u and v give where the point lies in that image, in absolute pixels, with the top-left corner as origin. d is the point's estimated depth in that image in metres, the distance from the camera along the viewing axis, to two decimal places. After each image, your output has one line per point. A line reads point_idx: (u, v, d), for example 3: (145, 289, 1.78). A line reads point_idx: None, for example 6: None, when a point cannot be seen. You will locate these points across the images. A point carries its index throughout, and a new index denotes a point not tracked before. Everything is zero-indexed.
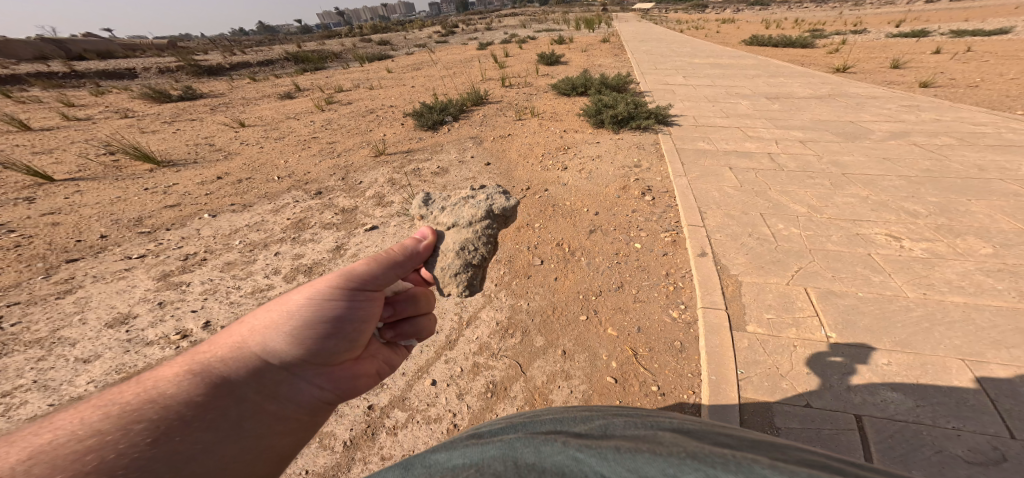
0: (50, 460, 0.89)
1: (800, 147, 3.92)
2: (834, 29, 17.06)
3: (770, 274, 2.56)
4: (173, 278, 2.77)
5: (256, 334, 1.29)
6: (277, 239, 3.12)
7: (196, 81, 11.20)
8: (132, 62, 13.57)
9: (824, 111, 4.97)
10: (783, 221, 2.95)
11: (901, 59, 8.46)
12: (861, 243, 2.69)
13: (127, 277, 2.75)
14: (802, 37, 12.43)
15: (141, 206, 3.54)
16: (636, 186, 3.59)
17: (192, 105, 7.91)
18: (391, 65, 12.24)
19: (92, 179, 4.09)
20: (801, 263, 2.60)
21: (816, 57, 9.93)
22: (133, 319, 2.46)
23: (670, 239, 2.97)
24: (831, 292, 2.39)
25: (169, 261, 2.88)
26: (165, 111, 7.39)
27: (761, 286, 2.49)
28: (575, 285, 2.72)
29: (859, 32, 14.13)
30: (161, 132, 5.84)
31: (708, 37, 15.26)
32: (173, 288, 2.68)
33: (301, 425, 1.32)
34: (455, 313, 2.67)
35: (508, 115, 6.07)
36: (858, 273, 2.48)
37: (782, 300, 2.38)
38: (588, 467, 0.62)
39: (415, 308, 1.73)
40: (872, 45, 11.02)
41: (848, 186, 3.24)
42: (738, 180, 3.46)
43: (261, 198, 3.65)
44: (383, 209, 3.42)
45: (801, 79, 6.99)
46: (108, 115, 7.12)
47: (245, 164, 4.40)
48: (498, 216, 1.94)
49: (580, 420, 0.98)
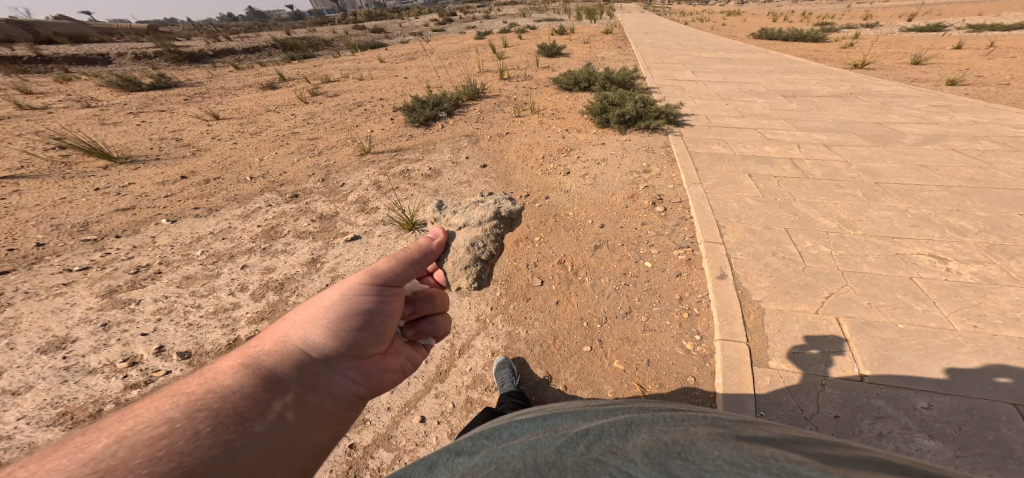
0: (123, 449, 0.84)
1: (827, 151, 3.64)
2: (846, 22, 16.57)
3: (797, 300, 2.28)
4: (120, 295, 2.47)
5: (296, 328, 1.20)
6: (245, 250, 2.83)
7: (175, 69, 10.73)
8: (107, 48, 13.00)
9: (847, 111, 4.67)
10: (811, 238, 2.67)
11: (922, 55, 8.12)
12: (901, 266, 2.41)
13: (66, 293, 2.44)
14: (813, 31, 12.07)
15: (89, 209, 3.22)
16: (645, 196, 3.29)
17: (163, 95, 7.53)
18: (384, 54, 11.76)
19: (34, 178, 3.74)
20: (832, 288, 2.33)
21: (830, 52, 9.55)
22: (70, 344, 2.15)
23: (684, 258, 2.68)
24: (867, 324, 2.11)
25: (117, 275, 2.58)
26: (134, 101, 6.98)
27: (786, 314, 2.21)
28: (579, 311, 2.44)
29: (872, 26, 13.75)
30: (124, 124, 5.50)
31: (715, 30, 14.83)
32: (121, 307, 2.38)
33: (340, 420, 1.17)
34: (446, 339, 2.37)
35: (506, 111, 5.72)
36: (898, 300, 2.20)
37: (810, 331, 2.11)
38: (610, 467, 0.65)
39: (432, 307, 1.55)
40: (882, 41, 10.67)
41: (883, 198, 2.96)
42: (759, 190, 3.17)
43: (229, 201, 3.38)
44: (366, 216, 3.12)
45: (817, 75, 6.67)
46: (69, 104, 6.70)
47: (214, 162, 4.11)
48: (507, 219, 1.81)
49: (604, 411, 0.97)
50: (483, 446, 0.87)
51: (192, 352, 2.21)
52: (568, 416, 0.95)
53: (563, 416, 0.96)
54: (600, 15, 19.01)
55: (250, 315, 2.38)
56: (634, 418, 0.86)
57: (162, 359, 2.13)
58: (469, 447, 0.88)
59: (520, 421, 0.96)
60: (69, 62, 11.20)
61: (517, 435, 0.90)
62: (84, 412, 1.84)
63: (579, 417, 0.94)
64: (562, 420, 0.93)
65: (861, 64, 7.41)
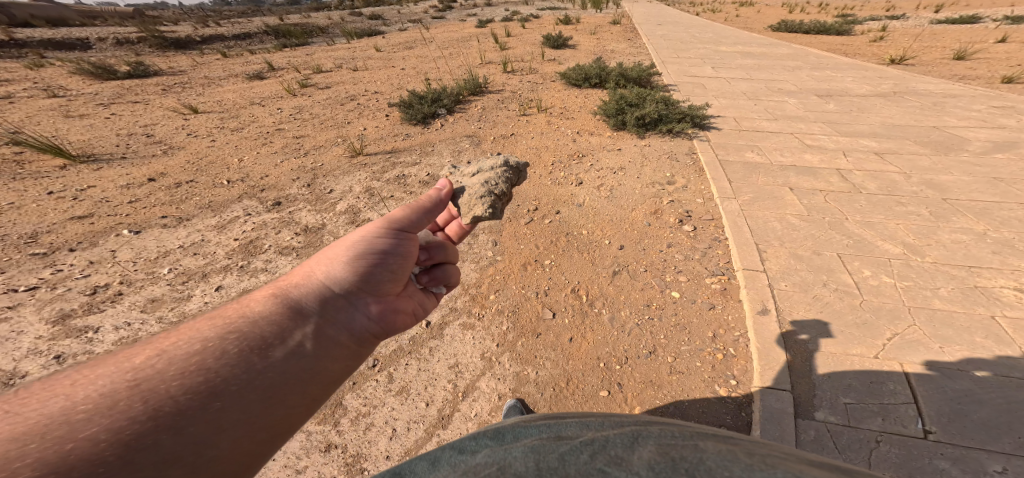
0: (160, 363, 0.92)
1: (878, 161, 3.65)
2: (862, 14, 16.09)
3: (852, 342, 2.04)
4: (74, 321, 2.16)
5: (321, 265, 1.26)
6: (219, 268, 2.54)
7: (158, 55, 10.35)
8: (88, 31, 12.57)
9: (896, 115, 4.68)
10: (871, 266, 2.50)
11: (965, 51, 7.75)
12: (984, 300, 2.23)
13: (10, 319, 2.16)
14: (835, 22, 11.61)
15: (40, 217, 3.02)
16: (670, 212, 3.16)
17: (139, 85, 7.29)
18: (381, 41, 11.34)
19: None
20: (896, 327, 2.10)
21: (860, 46, 9.28)
22: (18, 380, 1.84)
23: (719, 287, 2.45)
24: (934, 369, 1.88)
25: (70, 297, 2.29)
26: (104, 93, 6.71)
27: (840, 359, 1.96)
28: (594, 350, 2.14)
29: (897, 18, 13.38)
30: (91, 117, 5.44)
31: (729, 21, 14.41)
32: (76, 337, 2.06)
33: (354, 353, 1.22)
34: (448, 379, 2.04)
35: (510, 108, 5.36)
36: (977, 345, 1.98)
37: (868, 379, 1.87)
38: None
39: (444, 256, 1.71)
40: (917, 33, 10.35)
41: (954, 217, 2.88)
42: (804, 205, 3.10)
43: (202, 209, 3.18)
44: (357, 229, 2.89)
45: (854, 72, 6.61)
46: (32, 97, 6.39)
47: (188, 162, 4.00)
48: (515, 169, 1.98)
49: (611, 423, 0.86)
50: (486, 446, 0.77)
51: None
52: (572, 426, 0.85)
53: (566, 425, 0.86)
54: (605, 4, 18.43)
55: None
56: (659, 432, 0.73)
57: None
58: (471, 445, 0.78)
59: (520, 426, 0.86)
60: (46, 46, 10.79)
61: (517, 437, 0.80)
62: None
63: (583, 428, 0.84)
64: (566, 429, 0.83)
65: (898, 61, 7.34)
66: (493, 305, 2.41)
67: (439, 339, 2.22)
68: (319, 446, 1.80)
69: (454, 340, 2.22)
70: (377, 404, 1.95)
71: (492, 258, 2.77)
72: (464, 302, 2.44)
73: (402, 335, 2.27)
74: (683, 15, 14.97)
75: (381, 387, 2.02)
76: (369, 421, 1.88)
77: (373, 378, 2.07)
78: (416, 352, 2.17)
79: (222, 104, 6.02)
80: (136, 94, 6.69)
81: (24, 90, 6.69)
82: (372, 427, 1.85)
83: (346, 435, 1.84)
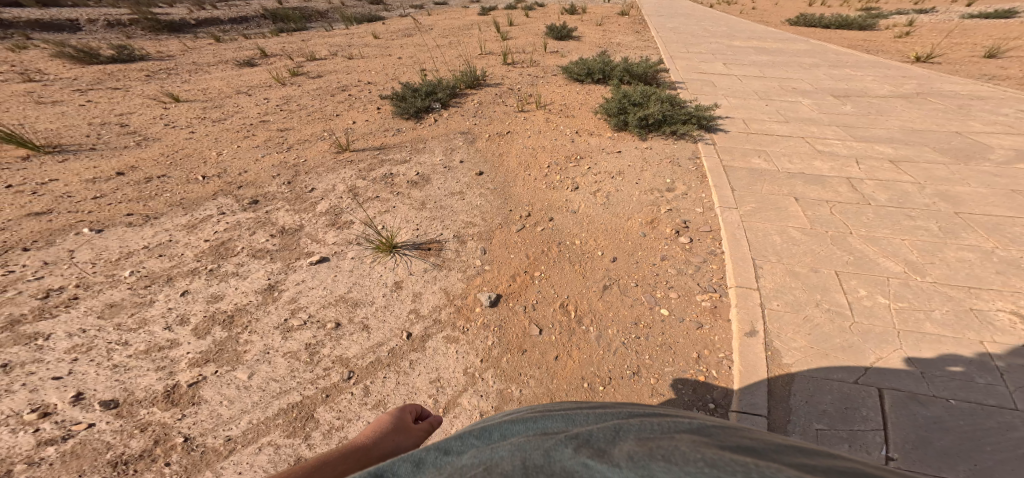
0: None
1: (894, 170, 3.47)
2: (884, 8, 15.44)
3: (835, 367, 1.92)
4: (24, 328, 2.11)
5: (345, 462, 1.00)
6: (187, 271, 2.56)
7: (151, 39, 10.16)
8: (81, 13, 12.38)
9: (913, 120, 4.45)
10: (866, 284, 2.38)
11: (994, 48, 7.42)
12: (976, 323, 2.09)
13: None
14: (855, 18, 11.15)
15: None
16: (667, 221, 3.05)
17: (122, 70, 7.15)
18: (380, 28, 11.06)
19: None
20: (881, 351, 1.98)
21: (884, 43, 8.88)
22: None
23: (709, 305, 2.34)
24: (914, 397, 1.75)
25: (21, 301, 2.25)
26: (89, 79, 6.60)
27: (819, 384, 1.85)
28: (579, 371, 2.03)
29: (924, 12, 12.87)
30: (64, 103, 5.37)
31: (747, 15, 13.96)
32: (25, 344, 2.02)
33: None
34: (428, 394, 1.92)
35: (507, 103, 5.21)
36: (954, 371, 1.85)
37: (843, 404, 1.75)
38: (597, 472, 0.58)
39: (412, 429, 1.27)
40: (946, 29, 9.86)
41: (964, 233, 2.73)
42: (809, 218, 2.95)
43: (172, 206, 3.23)
44: (337, 232, 2.97)
45: (876, 71, 6.33)
46: (15, 81, 6.29)
47: (162, 155, 4.07)
48: (503, 272, 2.62)
49: (595, 416, 0.88)
50: (473, 446, 0.77)
51: (118, 400, 1.81)
52: (557, 419, 0.87)
53: (552, 418, 0.87)
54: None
55: (191, 356, 2.03)
56: (631, 424, 0.78)
57: (82, 409, 1.75)
58: (459, 445, 0.79)
59: (507, 421, 0.87)
60: (36, 27, 10.67)
61: (505, 436, 0.81)
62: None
63: (568, 421, 0.85)
64: (551, 422, 0.85)
65: (923, 59, 7.04)
66: (479, 318, 2.30)
67: (422, 352, 2.11)
68: (288, 459, 1.64)
69: (437, 353, 2.11)
70: (352, 418, 1.80)
71: (479, 267, 2.66)
72: (448, 315, 2.33)
73: (381, 345, 2.14)
74: (694, 7, 14.51)
75: (356, 400, 1.88)
76: (343, 435, 1.73)
77: (349, 390, 1.92)
78: (396, 364, 2.05)
79: (205, 93, 5.90)
80: (115, 81, 6.52)
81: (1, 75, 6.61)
82: (344, 441, 1.71)
83: (318, 448, 1.69)
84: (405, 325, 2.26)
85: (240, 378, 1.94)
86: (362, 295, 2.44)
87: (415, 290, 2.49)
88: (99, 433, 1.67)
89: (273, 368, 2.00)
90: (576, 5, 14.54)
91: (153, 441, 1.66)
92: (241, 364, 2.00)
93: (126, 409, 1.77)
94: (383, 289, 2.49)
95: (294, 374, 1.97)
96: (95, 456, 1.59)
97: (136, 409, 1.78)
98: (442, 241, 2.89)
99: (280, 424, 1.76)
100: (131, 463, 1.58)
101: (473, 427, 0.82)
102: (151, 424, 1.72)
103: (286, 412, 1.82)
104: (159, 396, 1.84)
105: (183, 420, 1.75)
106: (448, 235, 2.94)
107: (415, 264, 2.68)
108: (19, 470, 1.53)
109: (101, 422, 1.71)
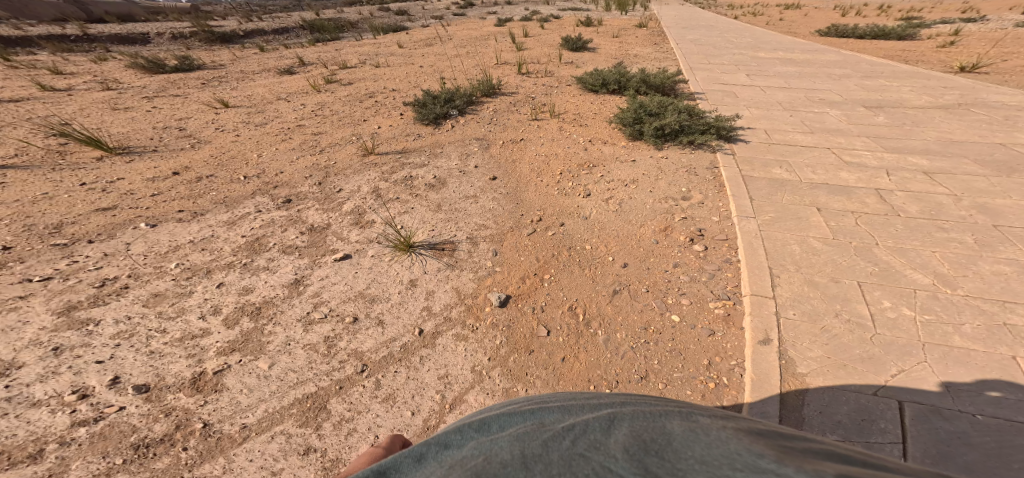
0: None
1: (927, 181, 3.31)
2: (927, 17, 14.67)
3: (852, 378, 1.87)
4: (78, 313, 2.30)
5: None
6: (223, 264, 2.74)
7: (202, 50, 10.98)
8: (146, 27, 13.60)
9: (951, 130, 4.22)
10: (890, 296, 2.28)
11: None
12: (1009, 339, 1.99)
13: (19, 307, 2.31)
14: (893, 27, 10.70)
15: (65, 208, 3.31)
16: (681, 229, 3.01)
17: (181, 78, 7.78)
18: (405, 38, 11.48)
19: (24, 168, 4.01)
20: (903, 364, 1.90)
21: (925, 53, 8.44)
22: (14, 371, 1.94)
23: (722, 313, 2.31)
24: (937, 412, 1.68)
25: (78, 289, 2.46)
26: (150, 86, 7.21)
27: (834, 395, 1.79)
28: (586, 373, 2.04)
29: (973, 20, 12.12)
30: (135, 109, 5.90)
31: (774, 26, 13.67)
32: (77, 329, 2.19)
33: None
34: (435, 390, 1.97)
35: (523, 111, 5.31)
36: (984, 388, 1.76)
37: (861, 416, 1.69)
38: (594, 465, 0.64)
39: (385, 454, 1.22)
40: (996, 38, 9.27)
41: (1002, 246, 2.58)
42: (832, 228, 2.86)
43: (217, 204, 3.46)
44: (360, 231, 3.10)
45: (913, 81, 6.03)
46: (89, 89, 6.97)
47: (210, 156, 4.37)
48: (515, 274, 2.66)
49: (590, 405, 0.93)
50: (473, 439, 0.84)
51: (150, 385, 1.94)
52: (555, 410, 0.92)
53: (549, 410, 0.93)
54: (628, 7, 18.16)
55: (219, 345, 2.17)
56: (625, 412, 0.83)
57: (116, 392, 1.89)
58: (459, 438, 0.86)
59: (505, 413, 0.93)
60: (114, 42, 11.78)
61: (504, 427, 0.87)
62: (23, 452, 1.63)
63: (565, 411, 0.90)
64: (548, 413, 0.91)
65: (968, 69, 6.65)
66: (488, 318, 2.35)
67: (432, 349, 2.18)
68: (298, 449, 1.72)
69: (446, 350, 2.17)
70: (361, 410, 1.87)
71: (490, 268, 2.72)
72: (458, 313, 2.39)
73: (394, 341, 2.22)
74: (718, 19, 14.32)
75: (367, 393, 1.95)
76: (352, 426, 1.80)
77: (361, 383, 2.00)
78: (407, 359, 2.12)
79: (248, 99, 6.31)
80: (175, 88, 7.10)
81: (82, 83, 7.32)
82: (354, 432, 1.78)
83: (327, 439, 1.76)
84: (417, 322, 2.34)
85: (261, 367, 2.06)
86: (378, 292, 2.54)
87: (428, 288, 2.57)
88: (127, 416, 1.79)
89: (292, 359, 2.11)
90: (597, 17, 14.68)
91: (175, 426, 1.77)
92: (264, 354, 2.12)
93: (155, 394, 1.90)
94: (398, 286, 2.59)
95: (312, 366, 2.08)
96: (121, 438, 1.70)
97: (164, 394, 1.90)
98: (456, 241, 2.97)
99: (294, 414, 1.85)
100: (152, 447, 1.69)
101: (472, 421, 0.88)
102: (176, 410, 1.84)
103: (301, 402, 1.91)
104: (186, 383, 1.97)
105: (204, 407, 1.86)
106: (461, 237, 3.02)
107: (429, 263, 2.76)
108: (51, 448, 1.65)
109: (130, 405, 1.84)
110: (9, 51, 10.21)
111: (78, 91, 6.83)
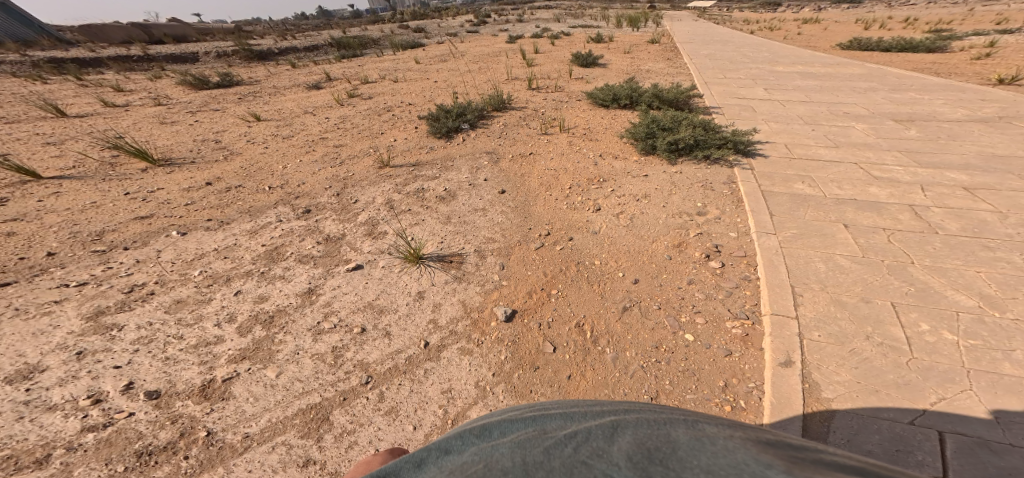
0: None
1: (967, 198, 3.08)
2: (956, 29, 13.97)
3: (886, 405, 1.73)
4: (105, 319, 2.43)
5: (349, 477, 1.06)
6: (242, 273, 2.85)
7: (239, 67, 11.69)
8: (192, 47, 14.66)
9: (993, 144, 3.94)
10: (928, 318, 2.12)
11: None
12: None
13: (53, 311, 2.47)
14: (919, 40, 10.23)
15: (107, 216, 3.55)
16: (696, 245, 2.92)
17: (220, 93, 8.30)
18: (422, 55, 11.82)
19: (77, 177, 4.35)
20: (944, 391, 1.75)
21: (958, 65, 7.96)
22: (38, 374, 2.06)
23: (740, 332, 2.20)
24: (985, 446, 1.53)
25: (108, 295, 2.61)
26: (193, 101, 7.71)
27: (865, 422, 1.66)
28: (593, 393, 1.98)
29: (1008, 31, 11.44)
30: (179, 122, 6.31)
31: (792, 40, 13.37)
32: (101, 334, 2.32)
33: None
34: (438, 404, 1.96)
35: (533, 126, 5.34)
36: None
37: (896, 446, 1.55)
38: (597, 472, 0.64)
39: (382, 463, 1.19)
40: None
41: None
42: (860, 246, 2.69)
43: (242, 213, 3.62)
44: (373, 242, 3.17)
45: (947, 94, 5.69)
46: (140, 104, 7.54)
47: (240, 167, 4.59)
48: (522, 290, 2.63)
49: (593, 412, 0.91)
50: (473, 445, 0.83)
51: (162, 391, 2.02)
52: (556, 417, 0.90)
53: (551, 416, 0.91)
54: (640, 22, 18.25)
55: (231, 352, 2.24)
56: (629, 419, 0.81)
57: (128, 398, 1.97)
58: (459, 444, 0.85)
59: (506, 419, 0.92)
60: (166, 60, 12.74)
61: (504, 433, 0.86)
62: (31, 456, 1.71)
63: (567, 418, 0.89)
64: (550, 420, 0.89)
65: (1008, 81, 6.24)
66: (494, 332, 2.33)
67: (437, 362, 2.18)
68: (297, 460, 1.74)
69: (450, 364, 2.16)
70: (363, 423, 1.88)
71: (497, 281, 2.71)
72: (464, 327, 2.38)
73: (400, 353, 2.24)
74: (733, 33, 14.09)
75: (370, 405, 1.97)
76: (353, 439, 1.81)
77: (364, 395, 2.02)
78: (412, 372, 2.13)
79: (277, 113, 6.65)
80: (214, 102, 7.57)
81: (136, 99, 7.93)
82: (355, 446, 1.78)
83: (327, 451, 1.77)
84: (423, 334, 2.35)
85: (269, 376, 2.11)
86: (387, 303, 2.57)
87: (435, 300, 2.58)
88: (135, 423, 1.86)
89: (299, 368, 2.15)
90: (607, 34, 14.74)
91: (180, 433, 1.83)
92: (272, 363, 2.18)
93: (165, 401, 1.97)
94: (406, 297, 2.61)
95: (318, 376, 2.11)
96: (125, 444, 1.77)
97: (173, 401, 1.97)
98: (464, 254, 2.98)
99: (296, 424, 1.88)
100: (154, 454, 1.74)
101: (473, 427, 0.88)
102: (182, 417, 1.90)
103: (304, 413, 1.93)
104: (196, 390, 2.04)
105: (209, 415, 1.92)
106: (469, 249, 3.03)
107: (437, 276, 2.78)
108: (58, 453, 1.72)
109: (140, 411, 1.91)
110: (76, 69, 11.25)
111: (132, 106, 7.38)
